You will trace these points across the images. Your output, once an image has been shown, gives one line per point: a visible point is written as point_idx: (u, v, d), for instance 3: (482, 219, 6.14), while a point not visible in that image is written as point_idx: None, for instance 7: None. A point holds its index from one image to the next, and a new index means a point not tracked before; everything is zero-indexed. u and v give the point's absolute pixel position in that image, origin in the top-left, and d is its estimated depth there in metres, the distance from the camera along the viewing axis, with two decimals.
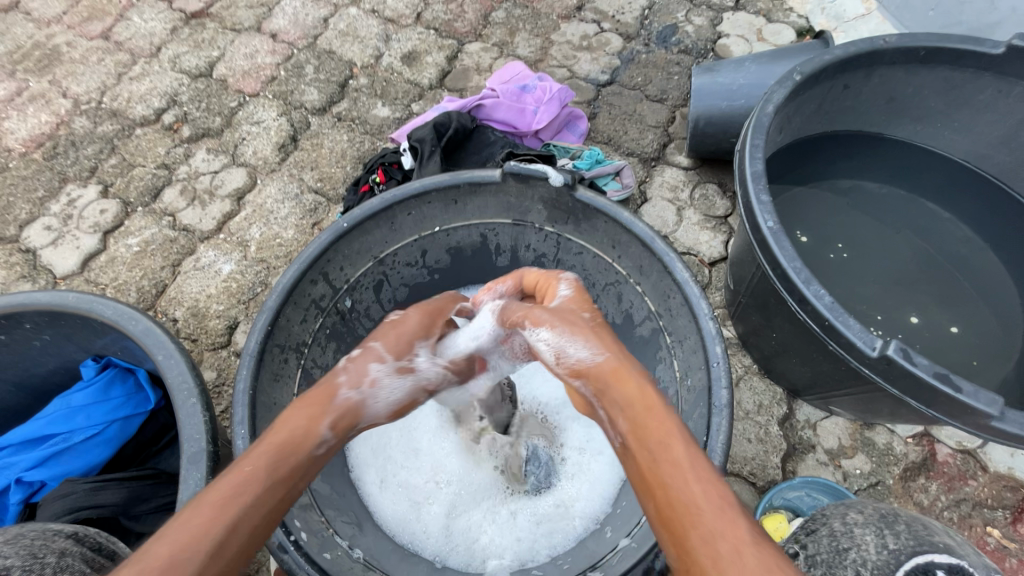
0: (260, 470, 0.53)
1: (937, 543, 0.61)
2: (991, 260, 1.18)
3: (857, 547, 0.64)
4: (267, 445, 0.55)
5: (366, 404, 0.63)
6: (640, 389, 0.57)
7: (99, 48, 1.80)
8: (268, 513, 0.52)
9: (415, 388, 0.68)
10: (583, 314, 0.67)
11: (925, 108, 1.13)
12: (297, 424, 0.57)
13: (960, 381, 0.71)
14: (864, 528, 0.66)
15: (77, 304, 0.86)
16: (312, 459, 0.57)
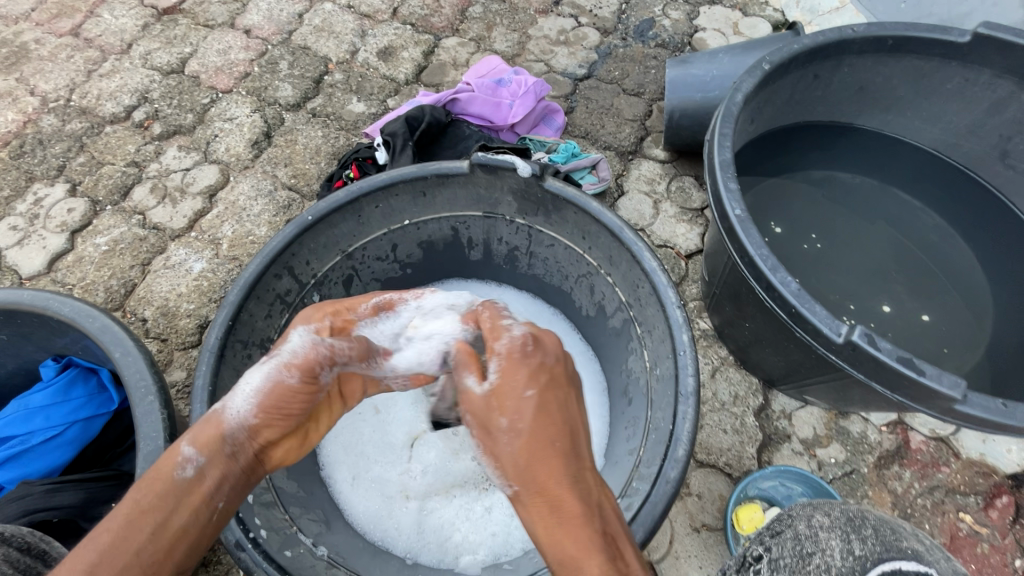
0: (124, 510, 0.55)
1: (903, 548, 0.54)
2: (962, 248, 1.18)
3: (822, 552, 0.56)
4: (137, 485, 0.57)
5: (225, 413, 0.60)
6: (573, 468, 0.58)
7: (68, 45, 1.77)
8: (136, 556, 0.53)
9: (277, 369, 0.63)
10: (500, 422, 0.61)
11: (894, 98, 1.14)
12: (163, 457, 0.58)
13: (923, 365, 0.71)
14: (828, 531, 0.58)
15: (32, 302, 0.84)
16: (177, 491, 0.56)
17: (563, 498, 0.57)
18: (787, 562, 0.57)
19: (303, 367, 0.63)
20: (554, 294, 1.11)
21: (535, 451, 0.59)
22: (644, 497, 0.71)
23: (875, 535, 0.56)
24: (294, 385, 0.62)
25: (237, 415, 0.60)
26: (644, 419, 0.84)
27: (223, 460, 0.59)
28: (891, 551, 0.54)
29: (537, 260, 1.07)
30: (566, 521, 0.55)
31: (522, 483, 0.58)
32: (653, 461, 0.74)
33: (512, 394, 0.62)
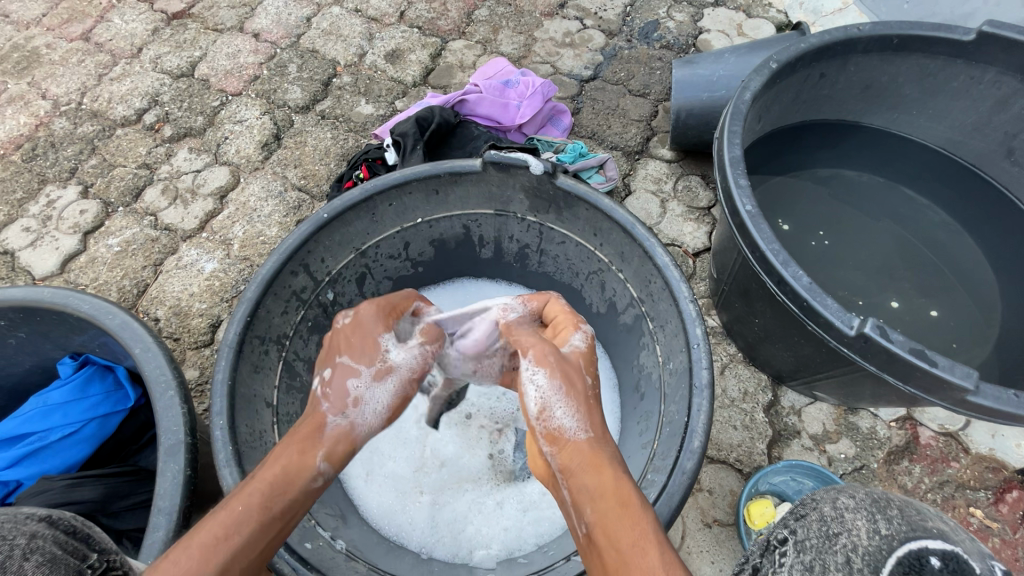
0: (257, 514, 0.55)
1: (930, 527, 0.40)
2: (968, 244, 1.19)
3: (848, 533, 0.40)
4: (260, 487, 0.56)
5: (354, 425, 0.65)
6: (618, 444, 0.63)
7: (78, 49, 1.79)
8: (267, 553, 0.55)
9: (401, 385, 0.70)
10: (585, 379, 0.67)
11: (899, 96, 1.15)
12: (289, 462, 0.59)
13: (935, 357, 0.72)
14: (851, 508, 0.42)
15: (52, 299, 0.85)
16: (303, 484, 0.58)
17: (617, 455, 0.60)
18: (804, 547, 0.42)
19: (417, 378, 0.72)
20: (564, 292, 1.12)
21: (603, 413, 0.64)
22: (660, 488, 0.71)
23: (904, 510, 0.42)
24: (411, 395, 0.71)
25: (366, 422, 0.66)
26: (657, 413, 0.85)
27: (346, 460, 0.63)
28: (919, 529, 0.39)
29: (547, 258, 1.08)
30: (614, 462, 0.59)
31: (596, 430, 0.61)
32: (668, 453, 0.75)
33: (592, 366, 0.70)
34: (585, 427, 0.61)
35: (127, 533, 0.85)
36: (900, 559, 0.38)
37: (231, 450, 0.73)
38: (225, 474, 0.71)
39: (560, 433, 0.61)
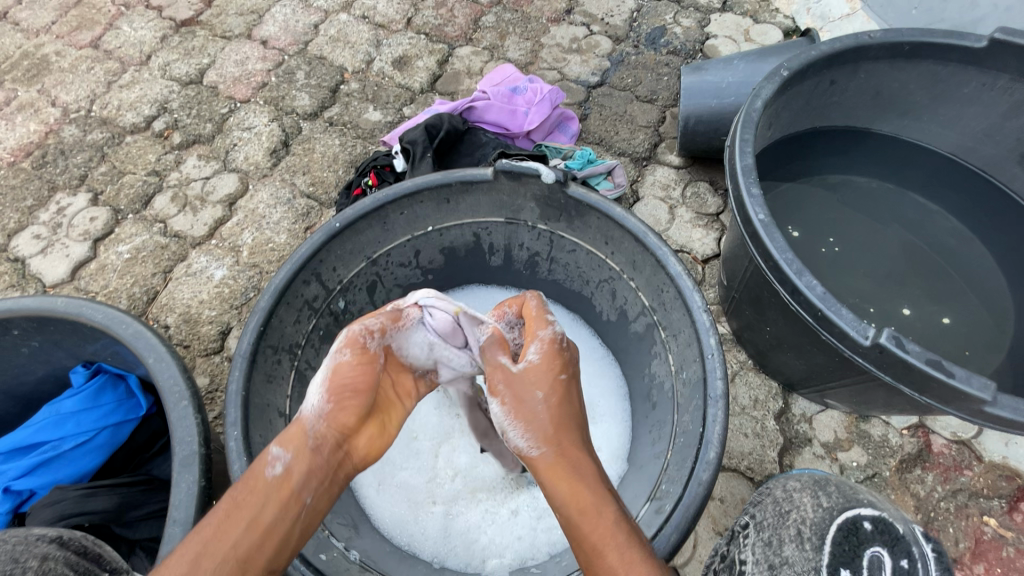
0: (224, 506, 0.61)
1: (861, 499, 0.60)
2: (979, 250, 1.19)
3: (796, 509, 0.62)
4: (235, 490, 0.63)
5: (303, 413, 0.66)
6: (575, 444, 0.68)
7: (87, 57, 1.80)
8: (233, 548, 0.58)
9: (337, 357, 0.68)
10: (536, 394, 0.70)
11: (910, 102, 1.15)
12: (256, 460, 0.65)
13: (953, 367, 0.71)
14: (799, 490, 0.65)
15: (66, 309, 0.85)
16: (269, 486, 0.62)
17: (572, 454, 0.67)
18: (765, 519, 0.65)
19: (350, 344, 0.69)
20: (574, 299, 1.12)
21: (560, 425, 0.68)
22: (675, 499, 0.71)
23: (824, 483, 0.64)
24: (349, 360, 0.68)
25: (314, 410, 0.65)
26: (670, 423, 0.85)
27: (307, 454, 0.63)
28: (852, 502, 0.60)
29: (557, 266, 1.08)
30: (569, 462, 0.66)
31: (552, 444, 0.67)
32: (683, 464, 0.75)
33: (551, 374, 0.71)
34: (536, 444, 0.67)
35: (141, 542, 0.85)
36: (836, 524, 0.58)
37: (246, 461, 0.73)
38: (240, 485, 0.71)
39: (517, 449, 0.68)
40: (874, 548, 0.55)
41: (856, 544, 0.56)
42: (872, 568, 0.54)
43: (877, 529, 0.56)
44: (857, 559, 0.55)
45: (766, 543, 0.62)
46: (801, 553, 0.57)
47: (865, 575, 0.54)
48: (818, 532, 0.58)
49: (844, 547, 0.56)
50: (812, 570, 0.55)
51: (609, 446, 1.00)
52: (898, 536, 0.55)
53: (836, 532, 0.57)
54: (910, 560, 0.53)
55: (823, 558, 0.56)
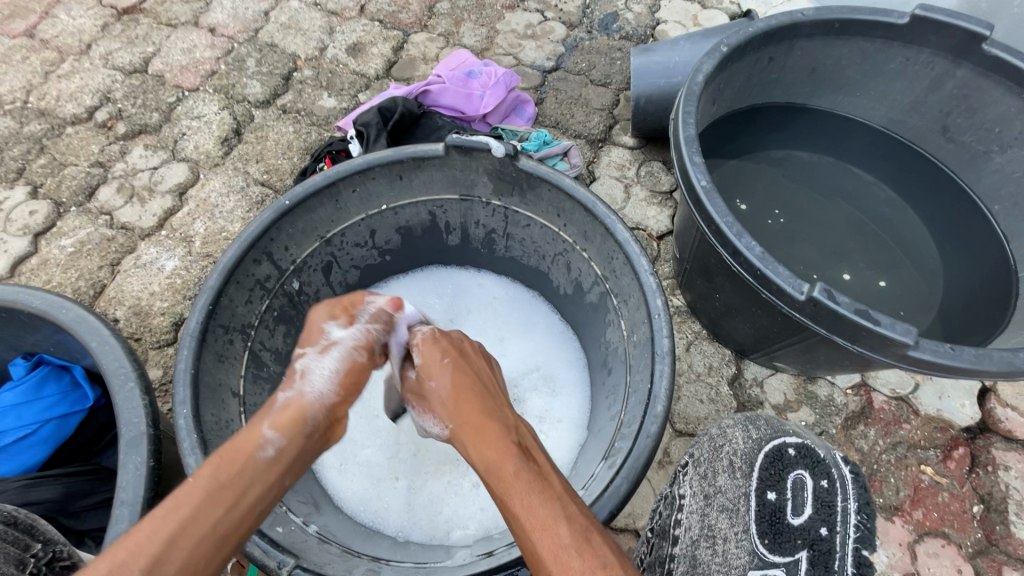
0: (204, 483, 0.55)
1: (785, 428, 0.66)
2: (913, 218, 1.26)
3: (728, 442, 0.70)
4: (212, 460, 0.58)
5: (305, 396, 0.67)
6: (486, 422, 0.66)
7: (22, 46, 1.72)
8: (212, 528, 0.52)
9: (346, 353, 0.73)
10: (431, 382, 0.75)
11: (843, 78, 1.21)
12: (241, 435, 0.60)
13: (878, 316, 0.75)
14: (731, 426, 0.72)
15: (1, 296, 0.82)
16: (255, 466, 0.58)
17: (495, 431, 0.64)
18: (702, 455, 0.73)
19: (365, 346, 0.75)
20: (532, 275, 1.14)
21: (460, 397, 0.70)
22: (626, 452, 0.73)
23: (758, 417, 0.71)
24: (362, 361, 0.74)
25: (318, 394, 0.68)
26: (623, 384, 0.87)
27: (302, 439, 0.63)
28: (778, 432, 0.66)
29: (514, 242, 1.09)
30: (488, 435, 0.64)
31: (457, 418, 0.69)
32: (633, 420, 0.76)
33: (434, 361, 0.76)
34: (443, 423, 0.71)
35: (89, 533, 0.83)
36: (764, 453, 0.65)
37: (196, 438, 0.71)
38: (189, 461, 0.69)
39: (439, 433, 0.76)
40: (797, 471, 0.60)
41: (781, 468, 0.62)
42: (795, 489, 0.60)
43: (799, 454, 0.61)
44: (781, 482, 0.61)
45: (703, 476, 0.70)
46: (733, 481, 0.66)
47: (789, 494, 0.60)
48: (747, 461, 0.66)
49: (769, 472, 0.63)
50: (743, 495, 0.64)
51: (571, 415, 1.03)
52: (816, 458, 0.60)
53: (764, 459, 0.64)
54: (828, 480, 0.58)
55: (751, 482, 0.64)
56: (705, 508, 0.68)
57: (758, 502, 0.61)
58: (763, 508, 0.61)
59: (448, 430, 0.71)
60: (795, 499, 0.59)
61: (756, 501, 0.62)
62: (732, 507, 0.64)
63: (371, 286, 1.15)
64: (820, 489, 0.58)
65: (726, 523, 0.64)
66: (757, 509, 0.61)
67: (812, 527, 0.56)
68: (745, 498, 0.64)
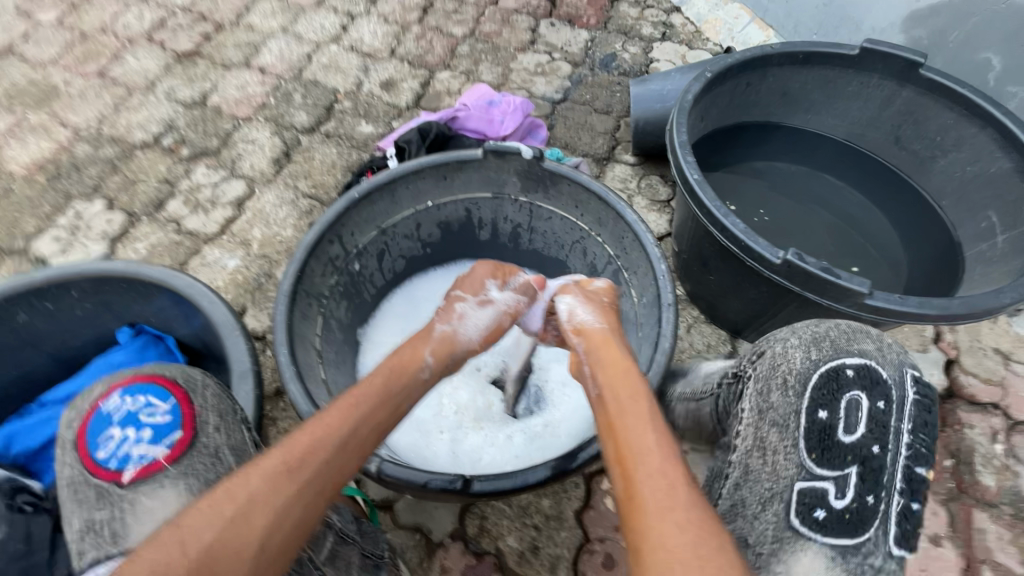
0: (381, 387, 0.73)
1: (854, 350, 0.81)
2: (877, 216, 1.46)
3: (788, 362, 0.82)
4: (382, 370, 0.77)
5: (458, 334, 0.89)
6: (618, 348, 0.82)
7: (95, 84, 1.97)
8: (378, 424, 0.69)
9: (497, 313, 0.96)
10: (603, 299, 0.97)
11: (810, 100, 1.44)
12: (407, 354, 0.81)
13: (840, 272, 0.94)
14: (793, 347, 0.83)
15: (124, 269, 0.99)
16: (413, 384, 0.77)
17: (615, 352, 0.81)
18: (762, 371, 0.83)
19: (512, 313, 0.98)
20: (552, 265, 1.33)
21: (610, 325, 0.89)
22: (642, 380, 0.89)
23: (818, 333, 0.84)
24: (505, 324, 0.97)
25: (467, 338, 0.90)
26: (635, 340, 1.04)
27: (444, 369, 0.84)
28: (843, 355, 0.80)
29: (537, 235, 1.29)
30: (620, 357, 0.80)
31: (609, 330, 0.87)
32: (647, 359, 0.93)
33: (607, 295, 0.98)
34: (601, 327, 0.88)
35: None
36: (821, 373, 0.79)
37: (294, 370, 0.87)
38: (290, 386, 0.85)
39: (585, 324, 0.89)
40: (855, 393, 0.78)
41: (836, 389, 0.78)
42: (850, 407, 0.77)
43: (857, 376, 0.79)
44: (833, 402, 0.77)
45: (761, 391, 0.82)
46: (785, 399, 0.80)
47: (842, 413, 0.77)
48: (801, 381, 0.80)
49: (824, 392, 0.78)
50: (795, 412, 0.78)
51: None
52: (876, 381, 0.79)
53: (821, 380, 0.79)
54: (885, 401, 0.77)
55: (804, 402, 0.78)
56: (758, 423, 0.80)
57: (810, 420, 0.77)
58: (814, 424, 0.77)
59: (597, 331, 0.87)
60: (848, 418, 0.77)
61: (809, 419, 0.77)
62: (783, 423, 0.78)
63: (413, 276, 1.33)
64: (875, 410, 0.77)
65: (776, 436, 0.78)
66: (807, 425, 0.77)
67: (863, 446, 0.76)
68: (795, 415, 0.78)
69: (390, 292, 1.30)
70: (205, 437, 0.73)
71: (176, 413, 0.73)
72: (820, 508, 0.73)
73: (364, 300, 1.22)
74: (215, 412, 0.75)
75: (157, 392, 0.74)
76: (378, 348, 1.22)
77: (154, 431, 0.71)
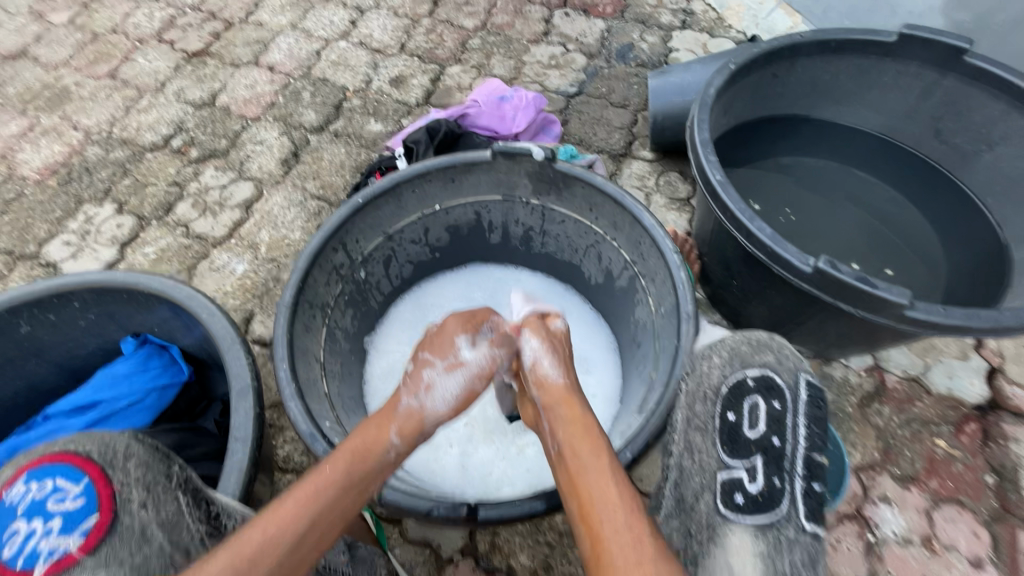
0: (341, 469, 0.68)
1: (753, 361, 0.74)
2: (913, 214, 1.37)
3: (705, 375, 0.76)
4: (342, 456, 0.70)
5: (424, 409, 0.79)
6: (578, 402, 0.79)
7: (106, 86, 1.96)
8: (345, 509, 0.66)
9: (469, 379, 0.83)
10: (564, 346, 0.90)
11: (842, 91, 1.35)
12: (368, 437, 0.72)
13: (877, 282, 0.86)
14: (710, 360, 0.77)
15: (125, 279, 0.97)
16: (379, 466, 0.71)
17: (577, 408, 0.77)
18: (686, 384, 0.77)
19: (486, 376, 0.85)
20: (565, 269, 1.28)
21: (569, 374, 0.84)
22: (659, 397, 0.83)
23: (727, 343, 0.77)
24: (479, 391, 0.85)
25: (434, 413, 0.79)
26: (653, 351, 0.99)
27: (413, 446, 0.77)
28: (745, 364, 0.74)
29: (550, 238, 1.23)
30: (582, 414, 0.76)
31: (571, 380, 0.82)
32: (665, 373, 0.88)
33: (563, 342, 0.91)
34: (563, 377, 0.82)
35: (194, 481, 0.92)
36: (728, 385, 0.73)
37: (294, 387, 0.84)
38: (290, 405, 0.81)
39: (546, 377, 0.82)
40: (755, 398, 0.72)
41: (740, 395, 0.73)
42: (751, 410, 0.72)
43: (757, 383, 0.72)
44: (739, 405, 0.72)
45: (685, 401, 0.76)
46: (705, 407, 0.74)
47: (746, 414, 0.72)
48: (714, 390, 0.74)
49: (731, 398, 0.73)
50: (710, 417, 0.74)
51: (604, 390, 1.14)
52: (775, 384, 0.72)
53: (727, 389, 0.74)
54: (780, 401, 0.71)
55: (716, 406, 0.73)
56: (686, 431, 0.75)
57: (720, 422, 0.72)
58: (725, 427, 0.72)
59: (559, 383, 0.81)
60: (751, 417, 0.71)
61: (720, 422, 0.73)
62: (704, 426, 0.74)
63: (422, 282, 1.29)
64: (772, 410, 0.71)
65: (700, 439, 0.73)
66: (721, 428, 0.72)
67: (767, 438, 0.70)
68: (711, 421, 0.73)
69: (398, 299, 1.26)
70: (128, 518, 0.58)
71: (90, 495, 0.57)
72: (738, 496, 0.68)
73: (371, 308, 1.18)
74: (141, 484, 0.61)
75: (60, 471, 0.58)
76: (385, 357, 1.19)
77: (63, 520, 0.56)
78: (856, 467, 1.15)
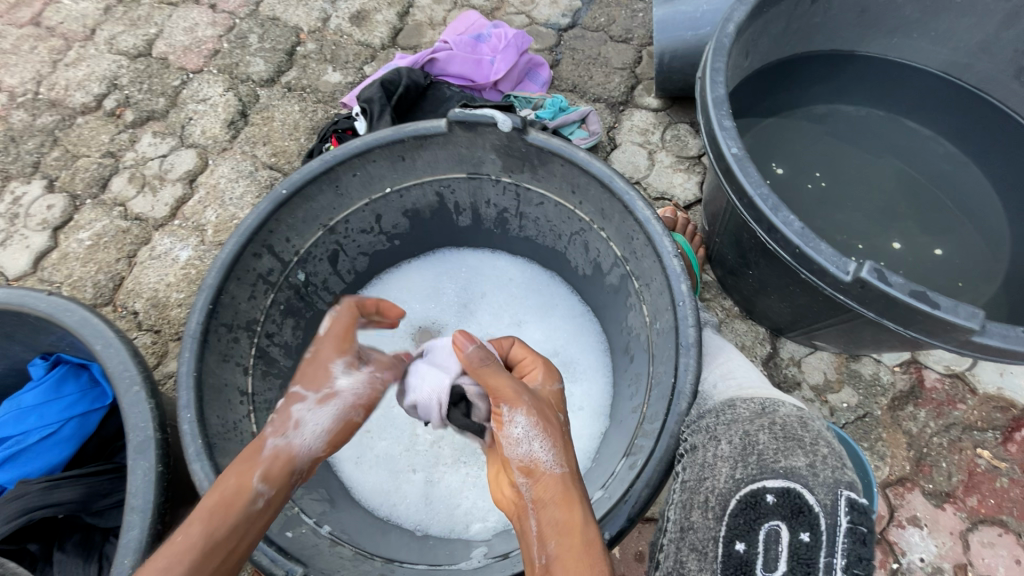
0: (204, 526, 0.59)
1: (776, 468, 0.60)
2: (974, 174, 1.13)
3: (712, 476, 0.65)
4: (201, 512, 0.60)
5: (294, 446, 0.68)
6: (581, 510, 0.58)
7: (30, 35, 1.70)
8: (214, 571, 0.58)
9: (343, 408, 0.72)
10: (557, 418, 0.65)
11: (898, 17, 1.07)
12: (232, 483, 0.63)
13: (938, 297, 0.67)
14: (718, 454, 0.66)
15: (7, 299, 0.81)
16: (248, 516, 0.62)
17: (577, 513, 0.57)
18: (688, 479, 0.68)
19: (365, 403, 0.75)
20: (549, 256, 1.07)
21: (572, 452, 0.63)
22: (646, 454, 0.68)
23: (744, 429, 0.66)
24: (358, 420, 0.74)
25: (307, 446, 0.69)
26: (646, 373, 0.81)
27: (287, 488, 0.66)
28: (764, 472, 0.60)
29: (528, 222, 1.02)
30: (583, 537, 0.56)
31: (572, 466, 0.61)
32: (658, 416, 0.71)
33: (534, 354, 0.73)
34: (559, 463, 0.60)
35: (114, 529, 0.84)
36: (738, 498, 0.61)
37: (201, 443, 0.71)
38: (195, 469, 0.69)
39: (540, 466, 0.60)
40: (772, 522, 0.58)
41: (753, 518, 0.59)
42: (769, 541, 0.57)
43: (778, 503, 0.58)
44: (752, 533, 0.58)
45: (683, 505, 0.68)
46: (705, 521, 0.63)
47: (760, 548, 0.58)
48: (721, 502, 0.63)
49: (739, 520, 0.60)
50: (712, 539, 0.61)
51: (592, 402, 0.98)
52: (802, 509, 0.57)
53: (737, 505, 0.61)
54: (811, 534, 0.55)
55: (720, 528, 0.61)
56: (681, 544, 0.66)
57: (725, 553, 0.59)
58: (730, 558, 0.59)
59: (557, 473, 0.59)
60: (767, 552, 0.57)
61: (724, 551, 0.60)
62: (703, 549, 0.62)
63: (381, 273, 1.11)
64: (798, 543, 0.56)
65: (696, 565, 0.62)
66: (725, 558, 0.60)
67: None
68: (713, 543, 0.61)
69: (354, 296, 1.08)
70: None
71: None
72: None
73: (320, 311, 1.01)
74: None
75: None
76: None
77: None
78: (883, 483, 1.01)
